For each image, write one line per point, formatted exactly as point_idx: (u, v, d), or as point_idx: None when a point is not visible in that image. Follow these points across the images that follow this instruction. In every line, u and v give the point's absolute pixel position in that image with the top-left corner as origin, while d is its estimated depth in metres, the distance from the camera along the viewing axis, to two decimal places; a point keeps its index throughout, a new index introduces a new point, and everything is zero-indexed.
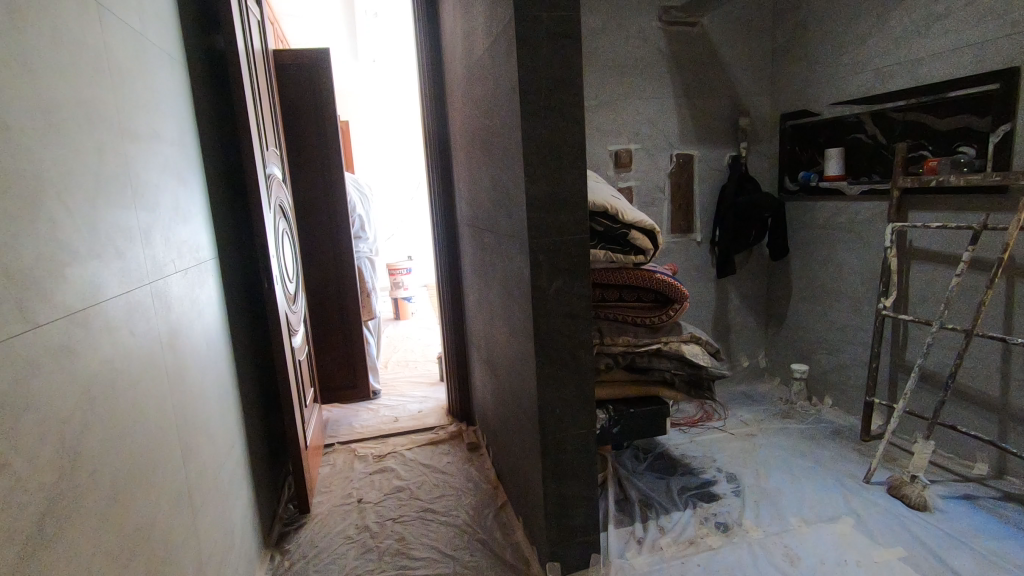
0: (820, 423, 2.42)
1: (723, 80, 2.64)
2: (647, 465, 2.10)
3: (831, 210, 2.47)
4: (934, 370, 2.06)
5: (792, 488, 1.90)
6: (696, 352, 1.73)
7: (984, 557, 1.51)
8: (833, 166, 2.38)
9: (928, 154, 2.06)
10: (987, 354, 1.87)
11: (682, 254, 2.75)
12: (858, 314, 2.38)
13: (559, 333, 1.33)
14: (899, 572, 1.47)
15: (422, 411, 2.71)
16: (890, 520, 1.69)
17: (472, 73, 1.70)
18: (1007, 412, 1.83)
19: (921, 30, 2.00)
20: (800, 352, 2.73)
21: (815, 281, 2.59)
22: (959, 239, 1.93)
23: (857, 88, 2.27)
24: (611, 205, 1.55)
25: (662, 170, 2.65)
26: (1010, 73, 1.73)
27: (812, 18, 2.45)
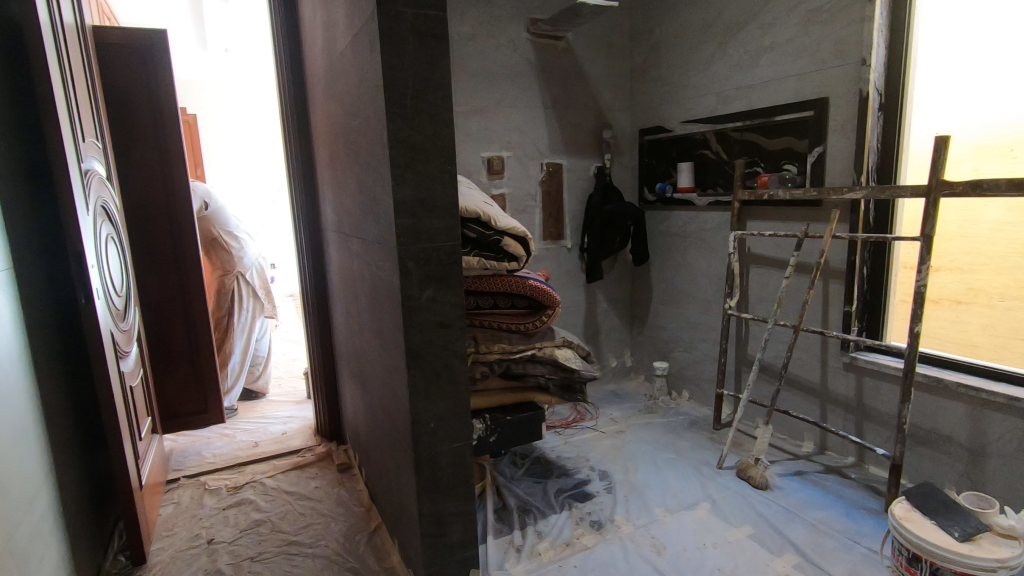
0: (680, 416, 2.61)
1: (588, 94, 2.77)
2: (524, 470, 2.11)
3: (683, 219, 2.69)
4: (770, 362, 2.33)
5: (657, 480, 2.02)
6: (568, 356, 1.78)
7: (813, 526, 1.71)
8: (684, 179, 2.59)
9: (760, 170, 2.32)
10: (811, 346, 2.15)
11: (554, 260, 2.82)
12: (708, 314, 2.62)
13: (432, 344, 1.28)
14: (748, 549, 1.62)
15: (286, 432, 2.50)
16: (739, 501, 1.86)
17: (334, 69, 1.59)
18: (827, 396, 2.11)
19: (753, 60, 2.25)
20: (660, 350, 2.94)
21: (672, 284, 2.81)
22: (787, 245, 2.20)
23: (703, 109, 2.50)
24: (483, 211, 1.53)
25: (534, 178, 2.70)
26: (821, 103, 2.01)
27: (664, 43, 2.66)
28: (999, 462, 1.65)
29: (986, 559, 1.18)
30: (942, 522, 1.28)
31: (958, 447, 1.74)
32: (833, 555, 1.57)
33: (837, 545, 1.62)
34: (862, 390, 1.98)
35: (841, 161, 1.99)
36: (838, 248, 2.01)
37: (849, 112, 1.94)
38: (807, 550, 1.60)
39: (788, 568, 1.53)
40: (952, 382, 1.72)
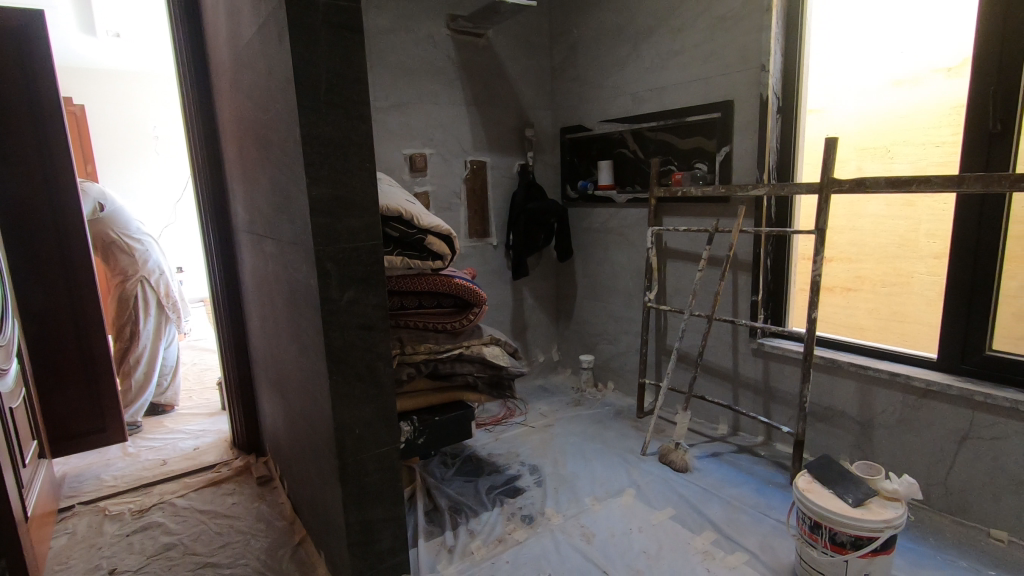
0: (606, 407, 2.70)
1: (509, 92, 2.79)
2: (454, 470, 2.10)
3: (604, 216, 2.77)
4: (687, 351, 2.45)
5: (586, 471, 2.08)
6: (496, 354, 1.77)
7: (729, 503, 1.82)
8: (604, 176, 2.67)
9: (674, 168, 2.43)
10: (723, 334, 2.28)
11: (480, 258, 2.82)
12: (629, 307, 2.72)
13: (354, 348, 1.24)
14: (671, 530, 1.70)
15: (199, 447, 2.33)
16: (662, 485, 1.95)
17: (240, 59, 1.50)
18: (738, 381, 2.25)
19: (664, 63, 2.35)
20: (586, 344, 3.01)
21: (595, 279, 2.88)
22: (700, 240, 2.32)
23: (619, 109, 2.59)
24: (405, 209, 1.50)
25: (458, 175, 2.68)
26: (726, 105, 2.13)
27: (581, 43, 2.73)
28: (884, 433, 1.83)
29: (874, 522, 1.30)
30: (838, 490, 1.40)
31: (851, 421, 1.91)
32: (746, 529, 1.68)
33: (750, 519, 1.73)
34: (769, 373, 2.13)
35: (745, 160, 2.12)
36: (745, 242, 2.15)
37: (751, 114, 2.08)
38: (723, 526, 1.70)
39: (707, 545, 1.62)
40: (844, 362, 1.89)
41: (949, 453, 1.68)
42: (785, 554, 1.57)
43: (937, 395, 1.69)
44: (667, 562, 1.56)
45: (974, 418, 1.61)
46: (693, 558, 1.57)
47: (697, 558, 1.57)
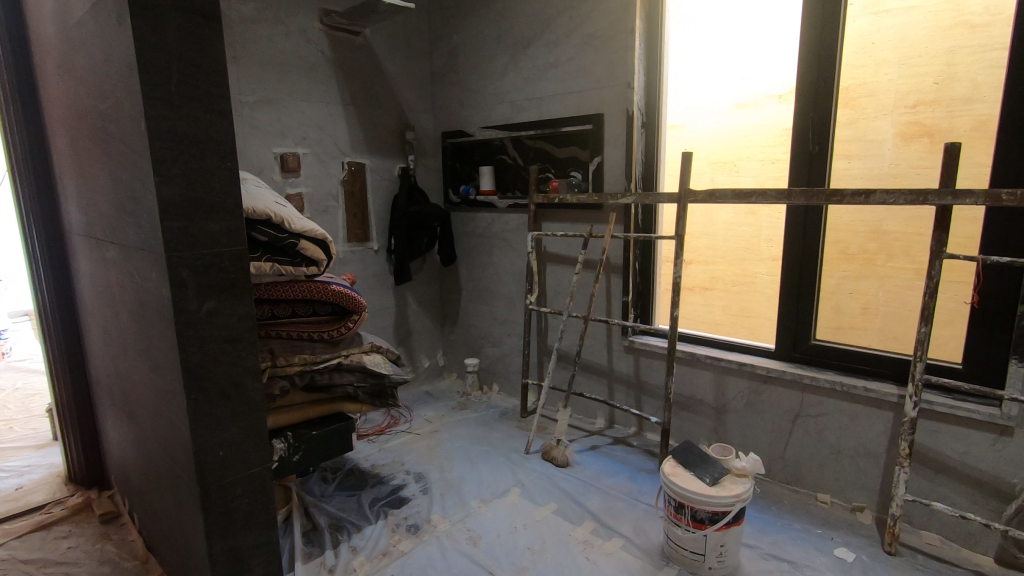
0: (491, 408, 2.73)
1: (388, 94, 2.73)
2: (335, 485, 2.01)
3: (486, 221, 2.81)
4: (567, 350, 2.56)
5: (472, 474, 2.09)
6: (377, 362, 1.72)
7: (605, 492, 1.94)
8: (486, 182, 2.71)
9: (551, 176, 2.53)
10: (598, 334, 2.42)
11: (360, 263, 2.72)
12: (511, 310, 2.78)
13: (216, 362, 1.14)
14: (554, 524, 1.77)
15: (23, 487, 2.00)
16: (545, 481, 2.02)
17: (70, 39, 1.31)
18: (612, 377, 2.40)
19: (540, 75, 2.45)
20: (470, 347, 3.03)
21: (478, 283, 2.92)
22: (576, 244, 2.44)
23: (499, 116, 2.65)
24: (275, 212, 1.40)
25: (334, 177, 2.57)
26: (597, 117, 2.26)
27: (461, 49, 2.74)
28: (735, 416, 2.05)
29: (727, 497, 1.46)
30: (698, 472, 1.54)
31: (708, 408, 2.12)
32: (621, 515, 1.80)
33: (624, 506, 1.85)
34: (639, 368, 2.30)
35: (615, 171, 2.27)
36: (616, 246, 2.29)
37: (619, 128, 2.23)
38: (601, 515, 1.80)
39: (586, 534, 1.71)
40: (702, 355, 2.09)
41: (786, 430, 1.92)
42: (654, 535, 1.70)
43: (775, 381, 1.93)
44: (550, 556, 1.61)
45: (804, 399, 1.87)
46: (574, 549, 1.64)
47: (578, 548, 1.65)
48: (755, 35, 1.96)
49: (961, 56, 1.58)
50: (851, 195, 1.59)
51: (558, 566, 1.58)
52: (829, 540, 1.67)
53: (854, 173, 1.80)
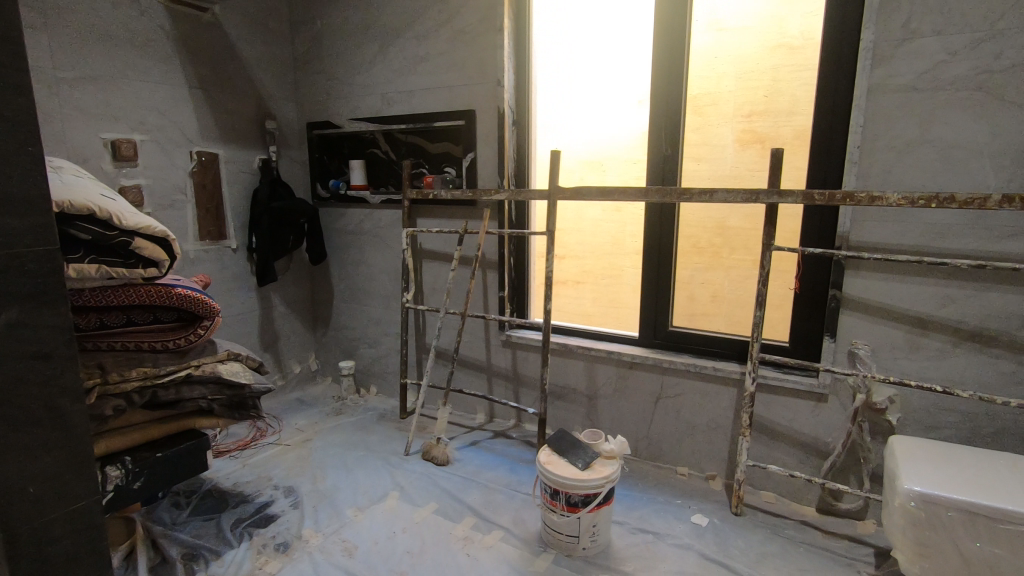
0: (368, 412, 2.63)
1: (243, 78, 2.51)
2: (191, 510, 1.81)
3: (357, 217, 2.69)
4: (445, 347, 2.54)
5: (347, 482, 2.00)
6: (235, 371, 1.58)
7: (486, 486, 1.96)
8: (357, 176, 2.60)
9: (425, 171, 2.49)
10: (476, 330, 2.42)
11: (216, 263, 2.48)
12: (387, 309, 2.70)
13: (20, 384, 0.96)
14: (433, 524, 1.74)
15: None
16: (425, 481, 1.99)
17: None
18: (491, 371, 2.42)
19: (411, 67, 2.39)
20: (345, 349, 2.90)
21: (352, 282, 2.79)
22: (452, 240, 2.42)
23: (369, 108, 2.54)
24: (100, 206, 1.21)
25: (181, 168, 2.31)
26: (469, 114, 2.26)
27: (326, 35, 2.60)
28: (605, 402, 2.17)
29: (597, 479, 1.54)
30: (571, 458, 1.61)
31: (581, 396, 2.22)
32: (500, 507, 1.83)
33: (503, 498, 1.88)
34: (517, 362, 2.34)
35: (488, 167, 2.28)
36: (491, 242, 2.31)
37: (491, 125, 2.24)
38: (481, 510, 1.81)
39: (466, 531, 1.71)
40: (574, 346, 2.19)
41: (649, 412, 2.08)
42: (532, 522, 1.75)
43: (639, 366, 2.07)
44: (430, 557, 1.59)
45: (664, 381, 2.02)
46: (454, 546, 1.64)
47: (458, 546, 1.64)
48: (614, 44, 2.07)
49: (784, 73, 1.80)
50: (698, 194, 1.74)
51: (438, 566, 1.56)
52: (687, 508, 1.83)
53: (701, 174, 1.99)
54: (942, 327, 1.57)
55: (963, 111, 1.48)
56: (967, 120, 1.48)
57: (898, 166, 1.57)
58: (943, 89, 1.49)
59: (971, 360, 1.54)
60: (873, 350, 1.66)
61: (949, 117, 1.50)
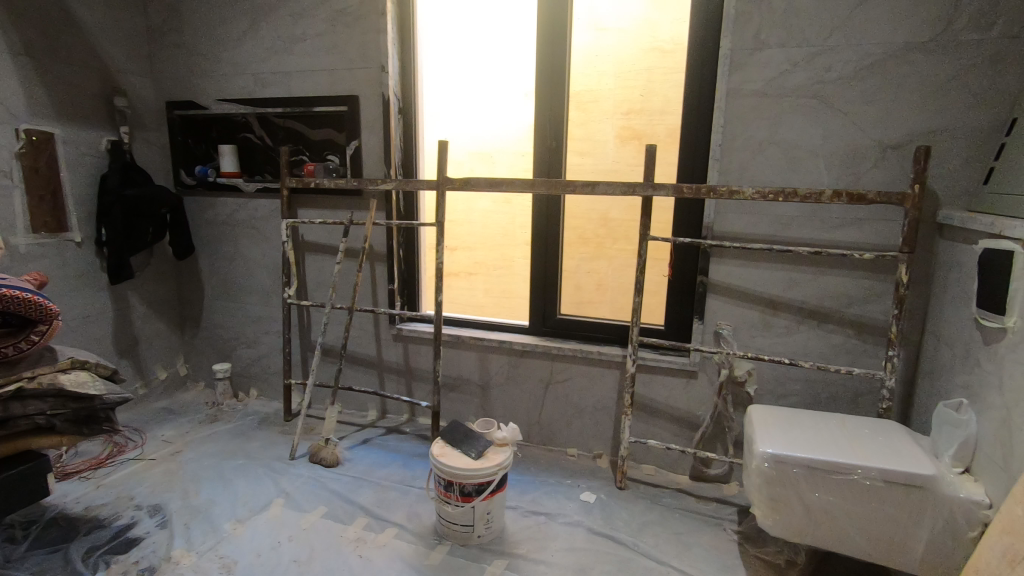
0: (248, 417, 2.45)
1: (84, 48, 2.19)
2: (29, 543, 1.57)
3: (229, 207, 2.48)
4: (332, 344, 2.43)
5: (224, 494, 1.84)
6: (83, 381, 1.39)
7: (378, 484, 1.91)
8: (227, 163, 2.39)
9: (306, 159, 2.36)
10: (365, 324, 2.34)
11: (55, 258, 2.16)
12: (267, 306, 2.53)
13: None
14: (322, 529, 1.66)
15: None
16: (312, 485, 1.89)
17: None
18: (382, 366, 2.36)
19: (286, 47, 2.23)
20: (219, 351, 2.68)
21: (225, 278, 2.57)
22: (336, 232, 2.31)
23: (239, 89, 2.34)
24: None
25: (4, 148, 1.98)
26: (351, 99, 2.15)
27: (185, 6, 2.34)
28: (498, 391, 2.20)
29: (490, 467, 1.56)
30: (464, 449, 1.61)
31: (474, 386, 2.23)
32: (394, 505, 1.79)
33: (397, 495, 1.85)
34: (408, 355, 2.30)
35: (373, 156, 2.20)
36: (378, 233, 2.24)
37: (375, 112, 2.15)
38: (373, 509, 1.76)
39: (358, 532, 1.65)
40: (466, 337, 2.18)
41: (540, 398, 2.14)
42: (427, 516, 1.74)
43: (530, 354, 2.12)
44: (319, 563, 1.52)
45: (553, 368, 2.10)
46: (345, 549, 1.58)
47: (349, 548, 1.58)
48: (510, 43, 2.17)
49: (656, 75, 1.98)
50: (581, 186, 1.81)
51: (327, 572, 1.49)
52: (576, 487, 1.92)
53: (585, 168, 2.09)
54: (789, 307, 1.77)
55: (803, 117, 1.68)
56: (807, 125, 1.68)
57: (754, 164, 1.75)
58: (787, 96, 1.68)
59: (811, 335, 1.77)
60: (734, 329, 1.84)
61: (793, 121, 1.69)
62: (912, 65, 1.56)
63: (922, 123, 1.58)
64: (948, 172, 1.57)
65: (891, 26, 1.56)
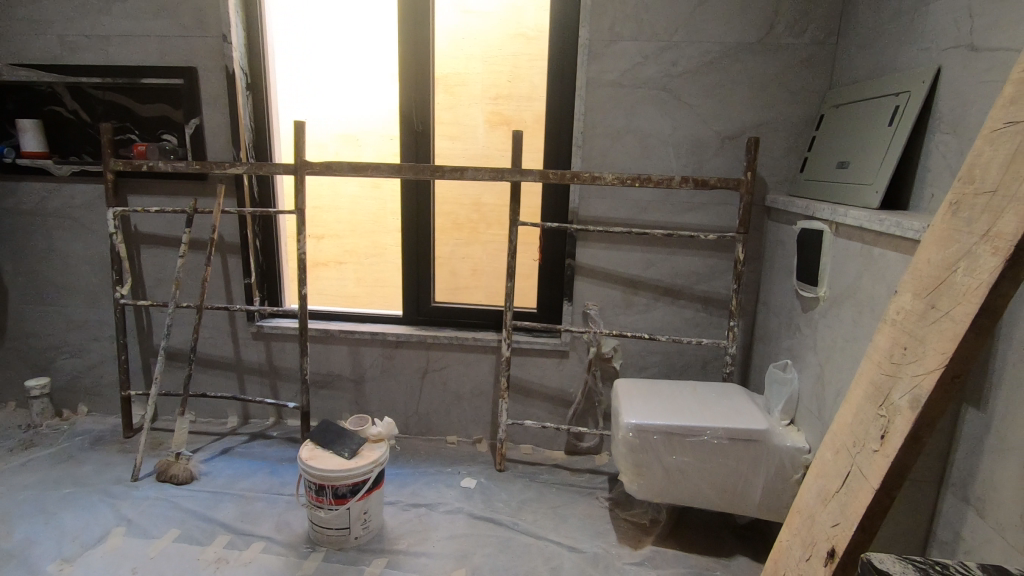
0: (77, 437, 2.12)
1: None
2: None
3: (36, 194, 2.09)
4: (179, 347, 2.17)
5: (46, 531, 1.58)
6: None
7: (241, 497, 1.75)
8: (29, 141, 2.00)
9: (135, 138, 2.04)
10: (218, 323, 2.12)
11: None
12: (94, 308, 2.19)
13: None
14: (175, 554, 1.49)
15: None
16: (161, 507, 1.69)
17: None
18: (241, 368, 2.16)
19: (101, 7, 1.91)
20: (33, 365, 2.27)
21: (36, 277, 2.18)
22: (178, 222, 2.06)
23: (41, 53, 1.97)
24: None
25: None
26: (188, 72, 1.91)
27: None
28: (372, 384, 2.12)
29: (365, 465, 1.50)
30: (336, 449, 1.53)
31: (346, 381, 2.13)
32: (260, 517, 1.66)
33: (264, 505, 1.71)
34: (271, 354, 2.13)
35: (218, 137, 1.98)
36: (229, 222, 2.03)
37: (218, 87, 1.93)
38: (236, 524, 1.61)
39: (219, 552, 1.50)
40: (335, 330, 2.07)
41: (417, 387, 2.10)
42: (298, 525, 1.63)
43: (404, 344, 2.07)
44: None
45: (429, 356, 2.06)
46: (203, 573, 1.43)
47: (208, 571, 1.44)
48: (366, 19, 2.01)
49: (523, 61, 1.94)
50: (450, 171, 1.78)
51: None
52: (457, 474, 1.92)
53: (455, 153, 2.05)
54: (648, 286, 1.90)
55: (655, 108, 1.79)
56: (658, 115, 1.80)
57: (613, 152, 1.84)
58: (640, 87, 1.78)
59: (667, 311, 1.92)
60: (600, 309, 1.94)
61: (646, 112, 1.80)
62: (743, 64, 1.73)
63: (753, 117, 1.76)
64: (772, 162, 1.77)
65: (725, 26, 1.71)
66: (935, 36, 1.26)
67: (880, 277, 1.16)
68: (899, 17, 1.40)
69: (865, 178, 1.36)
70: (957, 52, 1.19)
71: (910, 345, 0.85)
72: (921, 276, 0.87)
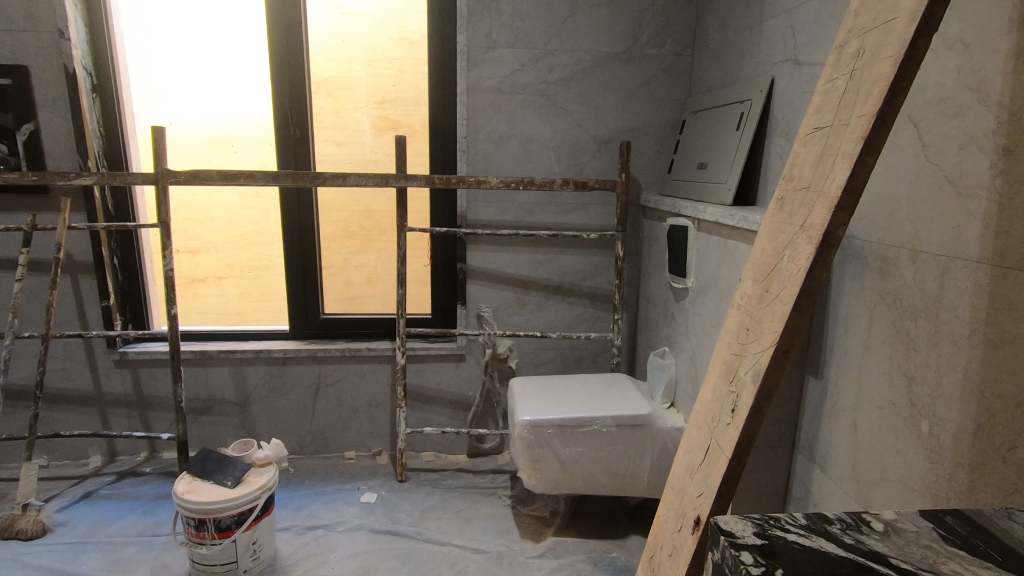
0: None
1: None
2: None
3: None
4: (22, 384, 1.90)
5: None
6: None
7: (108, 545, 1.57)
8: None
9: None
10: (71, 354, 1.89)
11: None
12: None
13: None
14: None
15: None
16: (6, 569, 1.46)
17: None
18: (103, 401, 1.94)
19: None
20: None
21: None
22: (13, 241, 1.80)
23: None
24: None
25: None
26: (18, 71, 1.68)
27: None
28: (260, 406, 1.99)
29: (250, 493, 1.40)
30: (216, 478, 1.42)
31: (230, 405, 1.98)
32: (132, 564, 1.50)
33: (135, 551, 1.55)
34: (139, 383, 1.94)
35: (59, 144, 1.76)
36: (77, 240, 1.81)
37: (56, 88, 1.72)
38: None
39: None
40: (213, 351, 1.91)
41: (310, 404, 2.01)
42: (178, 567, 1.49)
43: (293, 360, 1.96)
44: None
45: (321, 370, 1.98)
46: None
47: None
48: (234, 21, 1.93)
49: (408, 65, 1.93)
50: (331, 178, 1.72)
51: None
52: (357, 490, 1.86)
53: (341, 159, 2.02)
54: (538, 286, 1.96)
55: (535, 113, 1.85)
56: (539, 121, 1.86)
57: (496, 156, 1.87)
58: (520, 93, 1.83)
59: (558, 308, 1.99)
60: (494, 311, 1.97)
61: (526, 116, 1.85)
62: (613, 72, 1.83)
63: (624, 122, 1.87)
64: (644, 164, 1.90)
65: (595, 37, 1.81)
66: (769, 50, 1.42)
67: (735, 266, 1.29)
68: (740, 33, 1.57)
69: (720, 178, 1.50)
70: (786, 65, 1.35)
71: (751, 327, 0.94)
72: (758, 264, 0.98)
